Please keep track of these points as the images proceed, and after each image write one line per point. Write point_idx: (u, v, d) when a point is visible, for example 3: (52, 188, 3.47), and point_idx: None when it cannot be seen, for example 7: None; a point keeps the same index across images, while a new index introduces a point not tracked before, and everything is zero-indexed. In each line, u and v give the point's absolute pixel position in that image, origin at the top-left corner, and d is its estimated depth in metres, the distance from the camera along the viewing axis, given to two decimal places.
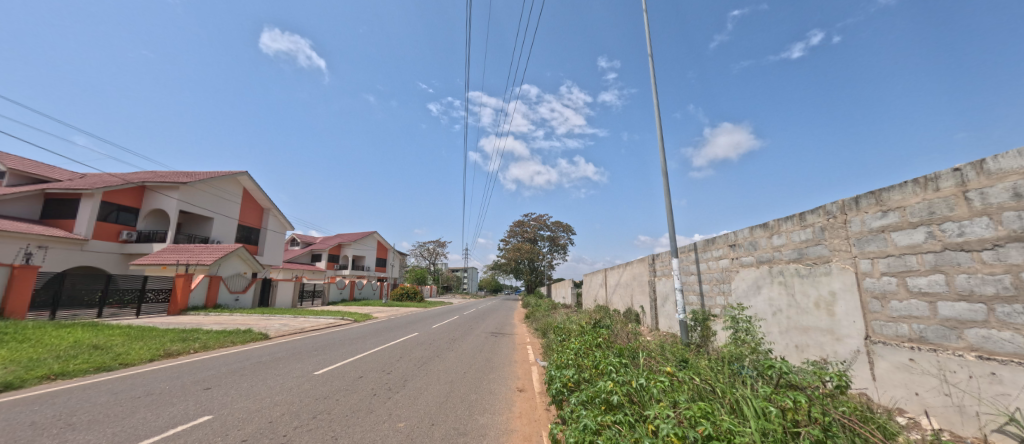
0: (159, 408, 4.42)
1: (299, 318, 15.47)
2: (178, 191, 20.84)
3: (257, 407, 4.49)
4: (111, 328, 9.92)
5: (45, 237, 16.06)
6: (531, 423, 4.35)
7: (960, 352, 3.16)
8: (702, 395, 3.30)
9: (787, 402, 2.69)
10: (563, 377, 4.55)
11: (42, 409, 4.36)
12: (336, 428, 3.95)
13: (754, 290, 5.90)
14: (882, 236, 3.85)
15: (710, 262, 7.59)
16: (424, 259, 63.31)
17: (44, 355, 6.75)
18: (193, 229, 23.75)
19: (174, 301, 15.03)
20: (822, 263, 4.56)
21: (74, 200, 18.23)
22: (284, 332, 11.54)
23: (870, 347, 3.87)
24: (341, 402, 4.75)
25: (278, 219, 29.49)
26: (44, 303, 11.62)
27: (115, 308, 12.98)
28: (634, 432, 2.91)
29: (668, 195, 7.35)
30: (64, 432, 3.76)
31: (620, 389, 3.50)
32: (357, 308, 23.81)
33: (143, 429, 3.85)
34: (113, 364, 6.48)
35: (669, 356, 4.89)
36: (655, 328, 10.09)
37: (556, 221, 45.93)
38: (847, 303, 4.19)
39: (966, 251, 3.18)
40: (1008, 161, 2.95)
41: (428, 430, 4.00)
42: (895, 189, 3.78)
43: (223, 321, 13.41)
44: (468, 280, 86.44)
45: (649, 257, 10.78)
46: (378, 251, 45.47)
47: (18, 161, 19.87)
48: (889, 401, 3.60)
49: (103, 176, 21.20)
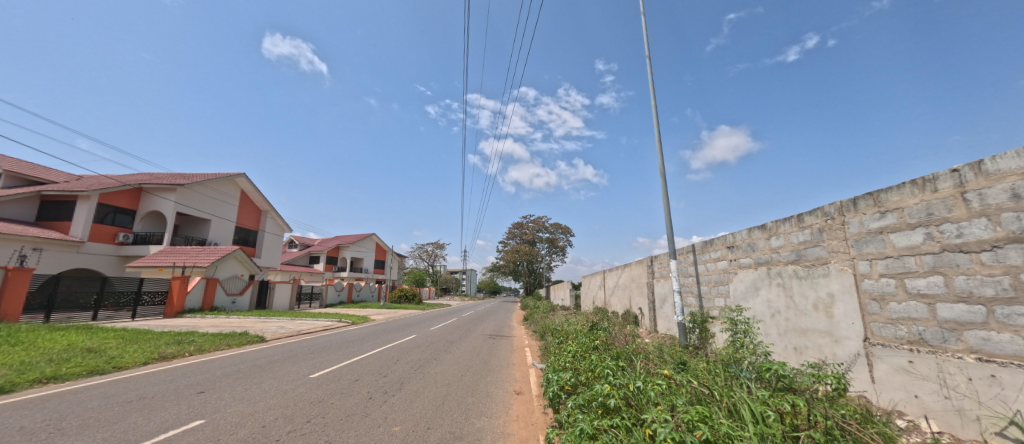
0: (150, 413, 4.37)
1: (296, 321, 15.41)
2: (175, 193, 20.76)
3: (250, 411, 4.44)
4: (106, 331, 9.86)
5: (39, 239, 15.96)
6: (528, 426, 4.31)
7: (959, 354, 3.13)
8: (700, 398, 3.26)
9: (786, 407, 2.64)
10: (561, 379, 4.50)
11: (32, 413, 4.29)
12: (331, 432, 3.91)
13: (753, 291, 5.86)
14: (880, 237, 3.82)
15: (709, 263, 7.55)
16: (423, 262, 63.17)
17: (35, 358, 6.66)
18: (190, 231, 23.69)
19: (170, 304, 14.92)
20: (821, 265, 4.53)
21: (70, 202, 18.15)
22: (279, 335, 11.43)
23: (870, 349, 3.84)
24: (336, 406, 4.70)
25: (277, 221, 29.46)
26: (39, 305, 11.47)
27: (111, 310, 12.95)
28: (633, 436, 2.85)
29: (666, 195, 7.29)
30: (53, 436, 3.71)
31: (618, 392, 3.43)
32: (354, 310, 23.71)
33: (134, 433, 3.80)
34: (107, 367, 6.42)
35: (666, 359, 4.87)
36: (654, 330, 10.07)
37: (556, 223, 46.05)
38: (846, 305, 4.16)
39: (965, 252, 3.16)
40: (1007, 161, 2.93)
41: (423, 434, 3.95)
42: (894, 190, 3.76)
43: (219, 324, 13.27)
44: (467, 282, 86.88)
45: (647, 259, 10.76)
46: (376, 253, 45.32)
47: (13, 163, 19.75)
48: (889, 404, 3.55)
49: (99, 178, 21.08)
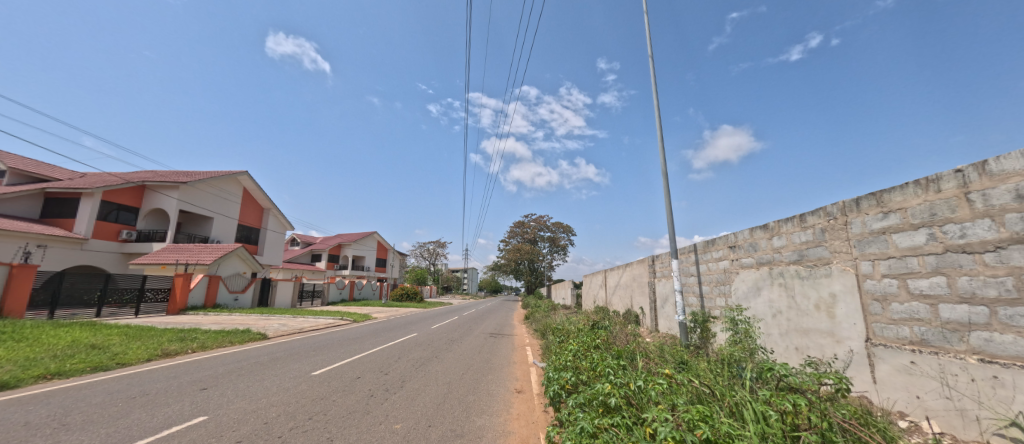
0: (153, 409, 4.40)
1: (298, 318, 15.46)
2: (178, 190, 20.82)
3: (253, 408, 4.46)
4: (110, 328, 9.91)
5: (44, 236, 16.05)
6: (529, 425, 4.32)
7: (961, 355, 3.13)
8: (700, 398, 3.27)
9: (787, 406, 2.64)
10: (562, 378, 4.50)
11: (37, 409, 4.33)
12: (332, 430, 3.92)
13: (754, 291, 5.85)
14: (883, 237, 3.81)
15: (710, 263, 7.55)
16: (424, 260, 63.22)
17: (40, 354, 6.70)
18: (193, 229, 23.78)
19: (173, 301, 15.00)
20: (823, 265, 4.52)
21: (74, 199, 18.24)
22: (281, 332, 11.47)
23: (871, 350, 3.83)
24: (338, 404, 4.71)
25: (279, 219, 29.51)
26: (44, 302, 11.53)
27: (114, 307, 13.01)
28: (633, 435, 2.87)
29: (667, 195, 7.27)
30: (57, 432, 3.73)
31: (618, 391, 3.44)
32: (356, 308, 23.90)
33: (137, 429, 3.82)
34: (111, 364, 6.46)
35: (668, 358, 4.88)
36: (655, 329, 10.08)
37: (556, 222, 45.95)
38: (848, 305, 4.16)
39: (968, 252, 3.16)
40: (1012, 162, 2.92)
41: (424, 431, 3.97)
42: (897, 190, 3.75)
43: (223, 321, 13.33)
44: (468, 280, 87.21)
45: (649, 258, 10.75)
46: (377, 251, 45.41)
47: (18, 160, 19.88)
48: (889, 404, 3.56)
49: (102, 175, 21.17)
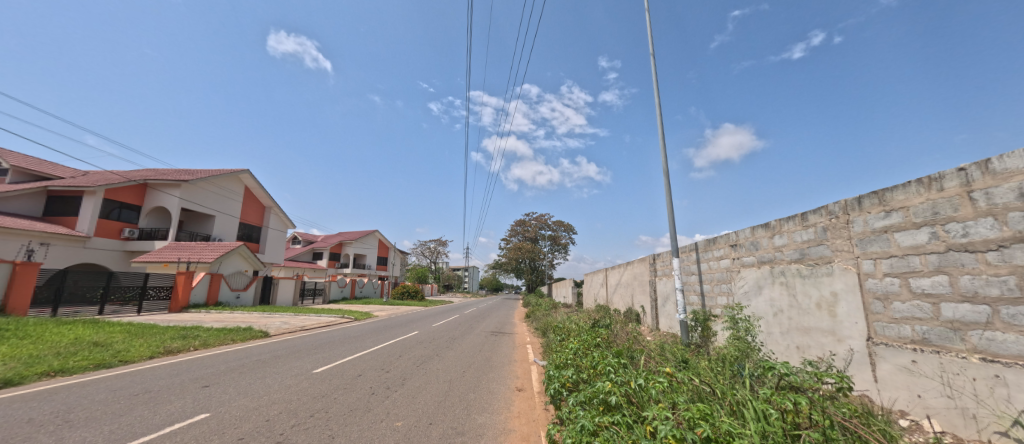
0: (156, 406, 4.41)
1: (300, 316, 15.51)
2: (180, 188, 20.87)
3: (254, 406, 4.48)
4: (112, 325, 9.94)
5: (46, 234, 16.11)
6: (529, 423, 4.33)
7: (964, 354, 3.12)
8: (701, 396, 3.27)
9: (788, 404, 2.64)
10: (562, 377, 4.50)
11: (40, 405, 4.36)
12: (333, 427, 3.93)
13: (755, 290, 5.85)
14: (885, 236, 3.80)
15: (711, 261, 7.56)
16: (425, 258, 63.25)
17: (43, 351, 6.73)
18: (195, 227, 23.84)
19: (175, 299, 15.05)
20: (824, 264, 4.52)
21: (76, 197, 18.30)
22: (283, 330, 11.51)
23: (872, 349, 3.83)
24: (339, 401, 4.73)
25: (280, 217, 29.58)
26: (47, 299, 11.59)
27: (117, 305, 13.06)
28: (633, 433, 2.88)
29: (668, 194, 7.27)
30: (60, 428, 3.75)
31: (619, 389, 3.44)
32: (358, 306, 23.97)
33: (140, 426, 3.84)
34: (113, 361, 6.49)
35: (669, 356, 4.87)
36: (655, 327, 10.09)
37: (557, 221, 45.91)
38: (849, 303, 4.15)
39: (970, 251, 3.14)
40: (1015, 161, 2.90)
41: (425, 429, 3.98)
42: (899, 189, 3.73)
43: (224, 318, 13.37)
44: (469, 279, 87.28)
45: (650, 256, 10.74)
46: (379, 249, 45.49)
47: (20, 158, 19.94)
48: (890, 402, 3.55)
49: (104, 174, 21.24)
